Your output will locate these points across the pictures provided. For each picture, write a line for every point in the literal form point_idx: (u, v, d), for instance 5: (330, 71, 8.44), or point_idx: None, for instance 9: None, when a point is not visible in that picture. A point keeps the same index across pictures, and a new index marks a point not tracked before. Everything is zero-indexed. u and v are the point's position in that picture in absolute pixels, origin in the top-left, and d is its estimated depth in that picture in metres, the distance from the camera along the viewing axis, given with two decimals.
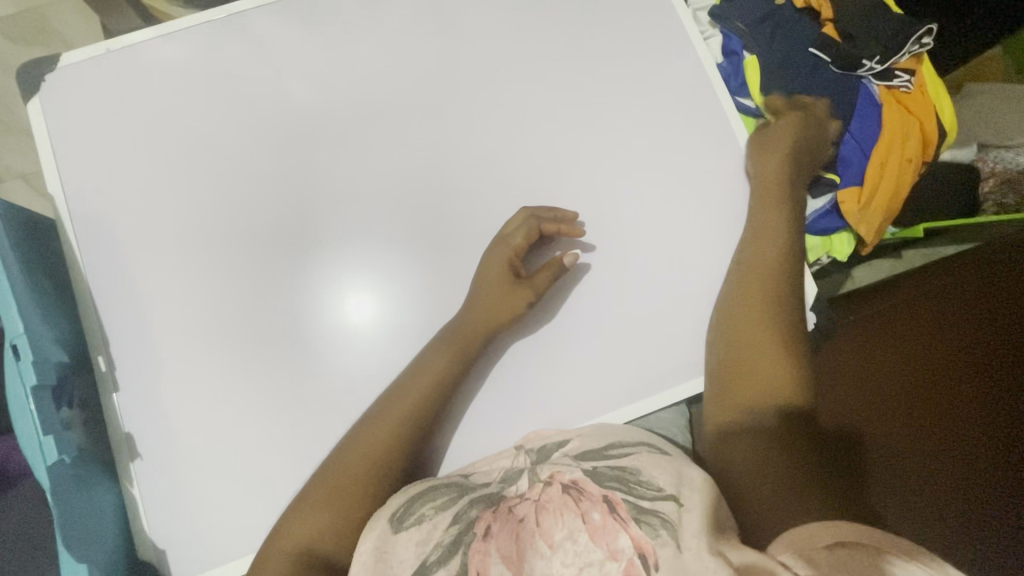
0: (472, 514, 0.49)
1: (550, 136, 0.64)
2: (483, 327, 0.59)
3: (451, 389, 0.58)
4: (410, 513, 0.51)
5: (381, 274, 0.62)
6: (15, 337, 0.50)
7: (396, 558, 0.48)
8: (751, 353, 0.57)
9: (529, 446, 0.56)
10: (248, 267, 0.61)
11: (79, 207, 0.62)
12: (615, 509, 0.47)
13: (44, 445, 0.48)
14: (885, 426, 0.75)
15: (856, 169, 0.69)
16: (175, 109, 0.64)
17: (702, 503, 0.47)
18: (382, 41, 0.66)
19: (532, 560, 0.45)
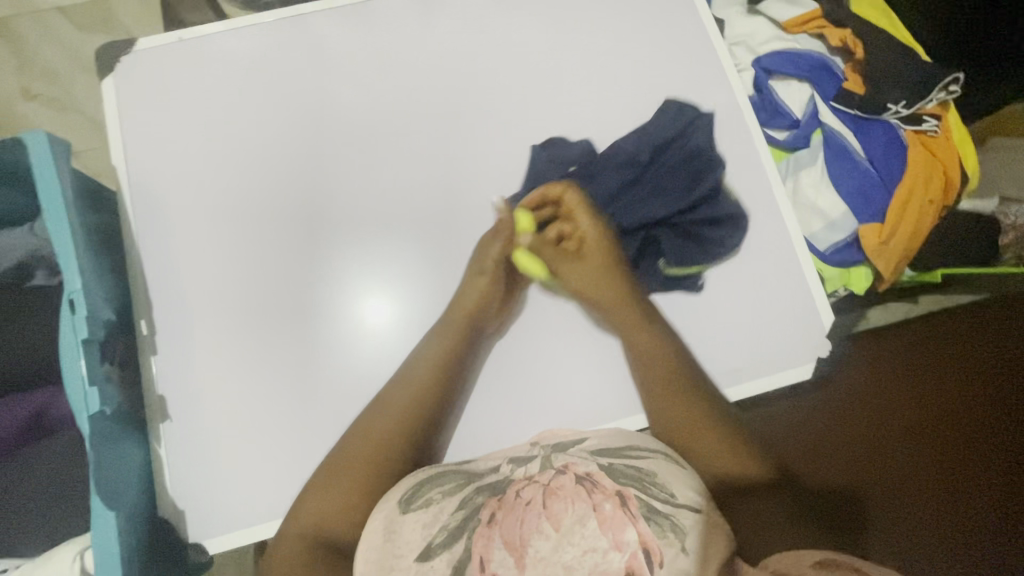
0: (477, 501, 0.51)
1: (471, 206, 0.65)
2: (463, 331, 0.62)
3: (438, 392, 0.60)
4: (417, 496, 0.53)
5: (387, 275, 0.65)
6: (72, 292, 0.52)
7: (403, 539, 0.50)
8: (688, 395, 0.60)
9: (544, 443, 0.59)
10: (282, 250, 0.64)
11: (138, 180, 0.66)
12: (626, 503, 0.48)
13: (88, 394, 0.50)
14: (878, 464, 0.81)
15: (878, 207, 0.69)
16: (234, 98, 0.69)
17: (705, 514, 0.50)
18: (430, 49, 0.71)
19: (535, 542, 0.46)
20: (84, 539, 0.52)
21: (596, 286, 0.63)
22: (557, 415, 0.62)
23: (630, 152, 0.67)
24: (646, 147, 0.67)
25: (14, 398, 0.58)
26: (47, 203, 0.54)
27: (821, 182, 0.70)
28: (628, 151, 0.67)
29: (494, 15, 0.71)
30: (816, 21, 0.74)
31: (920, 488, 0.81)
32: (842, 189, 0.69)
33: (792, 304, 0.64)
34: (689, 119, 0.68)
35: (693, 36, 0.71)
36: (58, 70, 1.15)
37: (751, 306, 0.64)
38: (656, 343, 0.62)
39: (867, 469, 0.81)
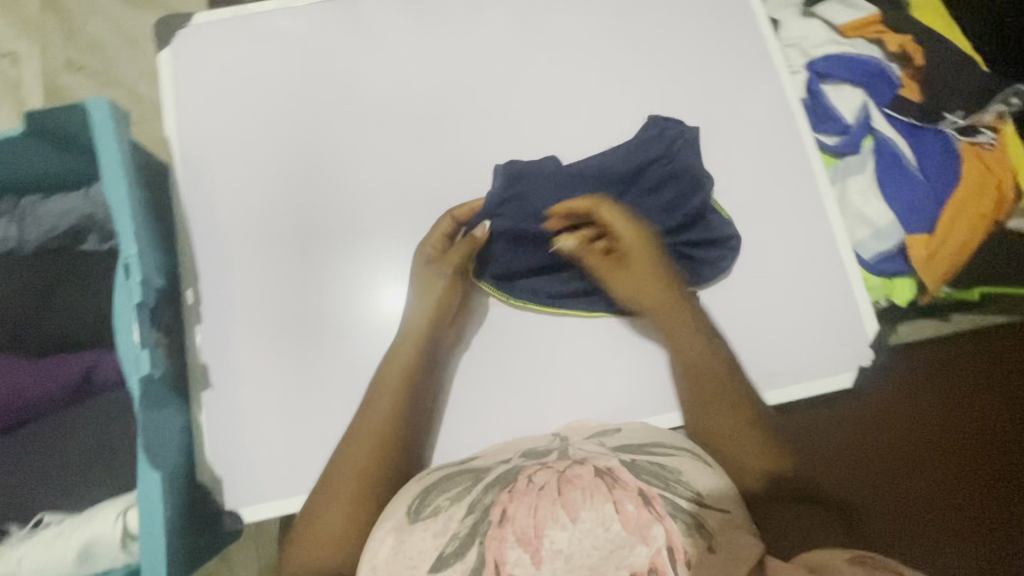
0: (486, 501, 0.48)
1: (457, 217, 0.64)
2: (420, 347, 0.60)
3: (406, 407, 0.58)
4: (425, 505, 0.51)
5: (365, 278, 0.64)
6: (127, 257, 0.53)
7: (414, 548, 0.48)
8: (721, 402, 0.57)
9: (562, 435, 0.59)
10: (293, 237, 0.65)
11: (190, 151, 0.67)
12: (650, 503, 0.46)
13: (139, 357, 0.51)
14: (904, 468, 0.78)
15: (927, 218, 0.68)
16: (286, 75, 0.69)
17: (730, 514, 0.49)
18: (483, 36, 0.71)
19: (551, 532, 0.44)
20: (127, 499, 0.54)
21: (647, 293, 0.61)
22: (582, 406, 0.63)
23: (603, 172, 0.64)
24: (620, 167, 0.64)
25: (63, 357, 0.59)
26: (105, 167, 0.54)
27: (869, 189, 0.69)
28: (601, 172, 0.64)
29: (548, 5, 0.71)
30: (875, 25, 0.73)
31: (949, 498, 0.78)
32: (892, 197, 0.68)
33: (834, 311, 0.63)
34: (671, 139, 0.65)
35: (747, 36, 0.70)
36: (104, 42, 1.17)
37: (792, 311, 0.63)
38: (705, 351, 0.59)
39: (898, 485, 0.77)
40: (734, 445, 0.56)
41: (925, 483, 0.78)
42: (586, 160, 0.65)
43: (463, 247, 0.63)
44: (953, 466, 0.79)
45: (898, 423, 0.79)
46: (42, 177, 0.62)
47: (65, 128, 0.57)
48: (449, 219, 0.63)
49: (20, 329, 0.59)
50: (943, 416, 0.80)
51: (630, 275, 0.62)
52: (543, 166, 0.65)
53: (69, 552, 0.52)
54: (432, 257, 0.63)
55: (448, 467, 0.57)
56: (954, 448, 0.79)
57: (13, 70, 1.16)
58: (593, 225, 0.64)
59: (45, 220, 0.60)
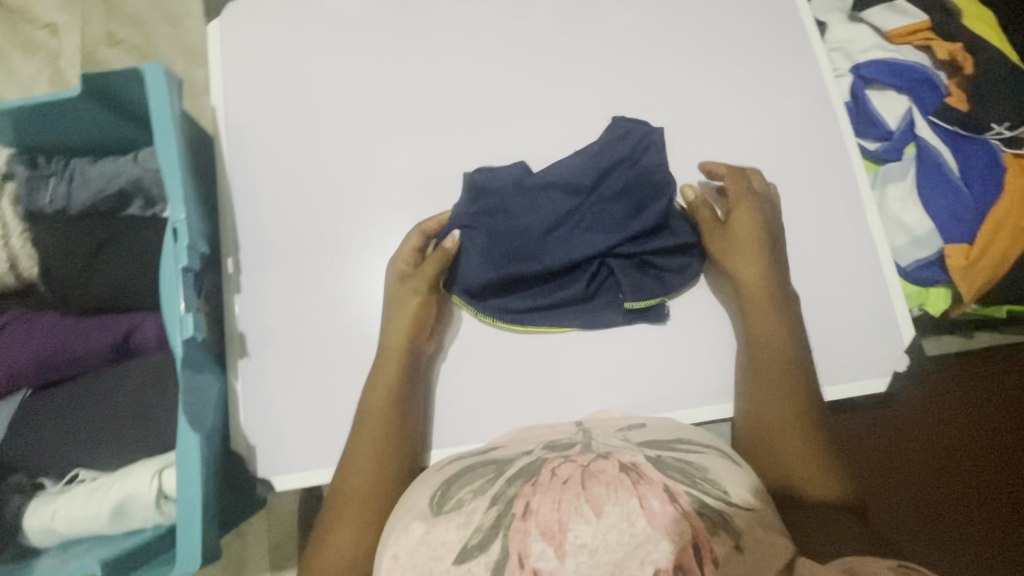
0: (510, 493, 0.46)
1: (426, 231, 0.62)
2: (402, 359, 0.59)
3: (397, 413, 0.57)
4: (448, 497, 0.49)
5: (361, 273, 0.64)
6: (176, 223, 0.53)
7: (438, 540, 0.45)
8: (775, 400, 0.57)
9: (588, 426, 0.56)
10: (299, 226, 0.64)
11: (235, 124, 0.67)
12: (676, 498, 0.43)
13: (183, 321, 0.52)
14: (920, 480, 0.78)
15: (969, 227, 0.68)
16: (332, 52, 0.69)
17: (760, 513, 0.46)
18: (530, 24, 0.71)
19: (574, 526, 0.42)
20: (162, 460, 0.55)
21: (743, 259, 0.61)
22: (607, 393, 0.62)
23: (563, 178, 0.63)
24: (580, 173, 0.63)
25: (107, 318, 0.60)
26: (159, 131, 0.55)
27: (909, 196, 0.69)
28: (569, 172, 0.64)
29: None
30: (924, 33, 0.73)
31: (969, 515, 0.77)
32: (933, 205, 0.68)
33: (870, 316, 0.62)
34: (636, 142, 0.64)
35: (795, 36, 0.70)
36: (142, 17, 1.12)
37: (827, 312, 0.63)
38: (777, 337, 0.59)
39: (915, 498, 0.77)
40: (776, 440, 0.55)
41: (942, 497, 0.77)
42: (548, 167, 0.64)
43: (436, 259, 0.61)
44: (972, 482, 0.78)
45: (916, 436, 0.79)
46: (91, 140, 0.64)
47: (119, 91, 0.58)
48: (419, 233, 0.62)
49: (65, 291, 0.60)
50: (961, 430, 0.80)
51: (733, 241, 0.62)
52: (499, 174, 0.64)
53: (104, 509, 0.53)
54: (405, 273, 0.62)
55: (472, 456, 0.55)
56: (973, 464, 0.79)
57: (51, 42, 1.12)
58: (568, 223, 0.63)
59: (93, 182, 0.62)
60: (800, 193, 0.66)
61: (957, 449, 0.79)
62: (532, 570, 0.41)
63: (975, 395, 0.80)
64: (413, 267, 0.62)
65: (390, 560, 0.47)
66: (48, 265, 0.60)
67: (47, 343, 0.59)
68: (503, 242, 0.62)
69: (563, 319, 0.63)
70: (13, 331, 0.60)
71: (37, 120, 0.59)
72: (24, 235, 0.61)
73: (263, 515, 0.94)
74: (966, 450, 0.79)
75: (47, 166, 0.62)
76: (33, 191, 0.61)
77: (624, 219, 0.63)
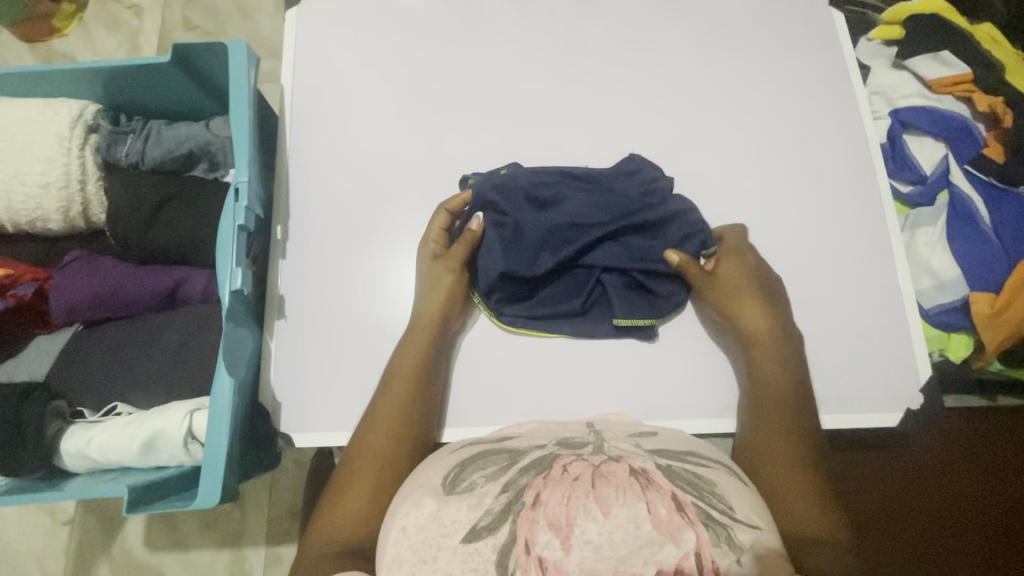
0: (522, 483, 0.45)
1: (451, 209, 0.65)
2: (431, 336, 0.61)
3: (420, 383, 0.60)
4: (460, 479, 0.48)
5: (395, 257, 0.67)
6: (238, 182, 0.58)
7: (448, 517, 0.45)
8: (777, 429, 0.57)
9: (598, 428, 0.55)
10: (347, 203, 0.68)
11: (297, 103, 0.71)
12: (683, 509, 0.42)
13: (233, 273, 0.56)
14: (925, 527, 0.74)
15: (999, 276, 0.68)
16: (394, 46, 0.74)
17: (764, 533, 0.44)
18: (583, 39, 0.74)
19: (582, 522, 0.41)
20: (195, 402, 0.58)
21: (732, 297, 0.63)
22: (619, 392, 0.64)
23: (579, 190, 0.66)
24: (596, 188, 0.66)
25: (161, 268, 0.65)
26: (236, 103, 0.60)
27: (938, 241, 0.70)
28: (587, 174, 0.67)
29: (650, 19, 0.75)
30: (965, 84, 0.74)
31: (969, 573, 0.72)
32: (961, 251, 0.69)
33: (889, 350, 0.63)
34: (644, 165, 0.67)
35: (840, 74, 0.72)
36: (219, 8, 1.14)
37: (847, 341, 0.64)
38: (782, 363, 0.60)
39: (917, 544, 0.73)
40: (770, 456, 0.56)
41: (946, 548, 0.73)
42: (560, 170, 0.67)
43: (463, 239, 0.65)
44: (977, 539, 0.74)
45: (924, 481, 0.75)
46: (169, 104, 0.70)
47: (203, 62, 0.64)
48: (443, 212, 0.65)
49: (129, 238, 0.65)
50: (972, 486, 0.76)
51: (727, 288, 0.63)
52: (518, 178, 0.65)
53: (135, 441, 0.56)
54: (437, 252, 0.65)
55: (483, 443, 0.54)
56: (981, 521, 0.74)
57: (133, 21, 1.15)
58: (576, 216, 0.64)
59: (167, 142, 0.67)
60: (829, 224, 0.67)
61: (965, 502, 0.75)
62: (538, 558, 0.41)
63: (985, 450, 0.78)
64: (444, 246, 0.66)
65: (398, 532, 0.46)
66: (117, 211, 0.65)
67: (103, 283, 0.63)
68: (513, 252, 0.65)
69: (552, 328, 0.65)
70: (76, 269, 0.63)
71: (127, 78, 0.66)
72: (98, 182, 0.66)
73: (266, 485, 0.96)
74: (973, 506, 0.75)
75: (128, 124, 0.68)
76: (112, 145, 0.67)
77: (620, 232, 0.65)
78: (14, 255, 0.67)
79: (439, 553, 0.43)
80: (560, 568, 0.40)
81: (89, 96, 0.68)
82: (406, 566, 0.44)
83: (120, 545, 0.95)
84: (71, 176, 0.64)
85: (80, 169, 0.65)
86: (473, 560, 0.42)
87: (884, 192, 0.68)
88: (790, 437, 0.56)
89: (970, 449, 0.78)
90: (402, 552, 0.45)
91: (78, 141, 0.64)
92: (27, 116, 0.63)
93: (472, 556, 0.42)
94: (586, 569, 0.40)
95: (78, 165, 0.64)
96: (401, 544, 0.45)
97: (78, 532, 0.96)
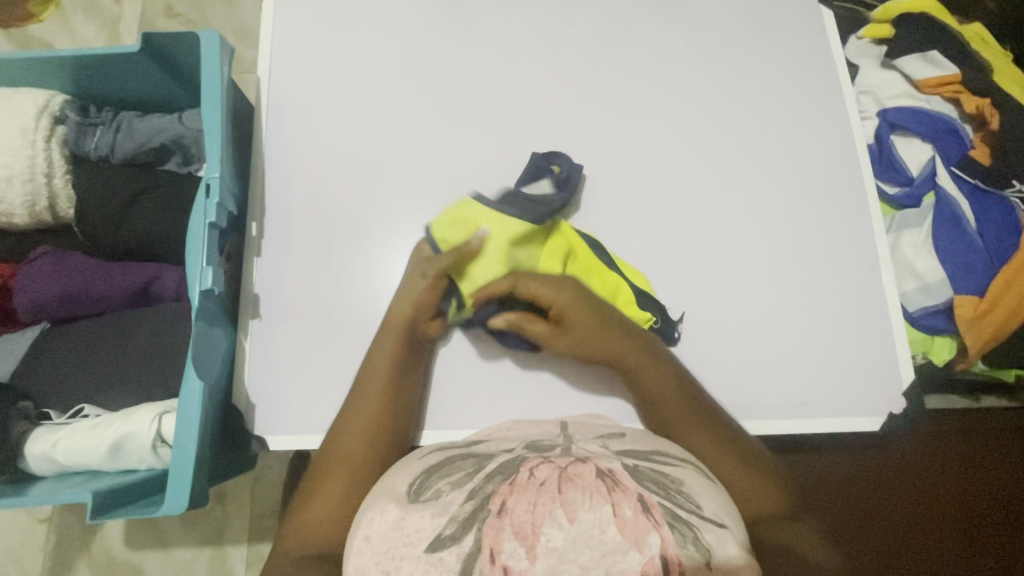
0: (488, 489, 0.44)
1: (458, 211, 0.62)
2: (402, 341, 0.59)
3: (393, 390, 0.58)
4: (426, 487, 0.47)
5: (372, 255, 0.65)
6: (210, 178, 0.56)
7: (412, 526, 0.43)
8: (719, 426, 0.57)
9: (570, 431, 0.53)
10: (325, 198, 0.67)
11: (274, 95, 0.69)
12: (649, 510, 0.41)
13: (204, 272, 0.54)
14: (892, 518, 0.73)
15: (982, 279, 0.68)
16: (376, 37, 0.72)
17: (730, 530, 0.43)
18: (569, 32, 0.73)
19: (547, 530, 0.40)
20: (164, 404, 0.56)
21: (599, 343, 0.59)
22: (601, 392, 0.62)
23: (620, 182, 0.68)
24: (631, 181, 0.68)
25: (130, 265, 0.63)
26: (207, 100, 0.58)
27: (923, 244, 0.69)
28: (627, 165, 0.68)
29: (638, 14, 0.73)
30: (954, 85, 0.74)
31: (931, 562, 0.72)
32: (947, 254, 0.68)
33: (870, 352, 0.63)
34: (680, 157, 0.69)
35: (827, 73, 0.71)
36: None
37: (828, 343, 0.63)
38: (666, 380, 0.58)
39: (883, 535, 0.72)
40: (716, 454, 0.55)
41: (911, 538, 0.73)
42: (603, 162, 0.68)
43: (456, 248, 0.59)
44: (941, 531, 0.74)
45: (898, 476, 0.74)
46: (140, 95, 0.68)
47: (174, 52, 0.62)
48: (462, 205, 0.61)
49: (97, 234, 0.63)
50: (944, 482, 0.75)
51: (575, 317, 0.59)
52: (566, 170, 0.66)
53: (103, 444, 0.54)
54: (426, 257, 0.61)
55: (451, 449, 0.52)
56: (947, 514, 0.74)
57: (114, 8, 1.12)
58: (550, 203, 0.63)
59: (137, 135, 0.65)
60: (813, 224, 0.66)
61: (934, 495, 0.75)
62: (503, 567, 0.39)
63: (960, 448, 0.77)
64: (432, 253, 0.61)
65: (362, 541, 0.45)
66: (85, 207, 0.63)
67: (70, 281, 0.61)
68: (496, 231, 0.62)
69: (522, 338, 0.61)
70: (42, 265, 0.62)
71: (96, 68, 0.64)
72: (66, 176, 0.64)
73: (248, 483, 0.94)
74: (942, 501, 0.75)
75: (98, 115, 0.66)
76: (81, 137, 0.65)
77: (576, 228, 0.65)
78: None
79: (401, 563, 0.42)
80: None
81: (58, 86, 0.66)
82: None
83: (98, 544, 0.94)
84: (36, 169, 0.62)
85: (46, 164, 0.63)
86: (436, 569, 0.41)
87: (869, 193, 0.68)
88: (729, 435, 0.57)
89: (948, 447, 0.76)
90: (366, 561, 0.44)
91: (43, 133, 0.62)
92: None
93: (436, 565, 0.41)
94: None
95: (43, 157, 0.62)
96: (364, 554, 0.44)
97: (54, 531, 0.94)
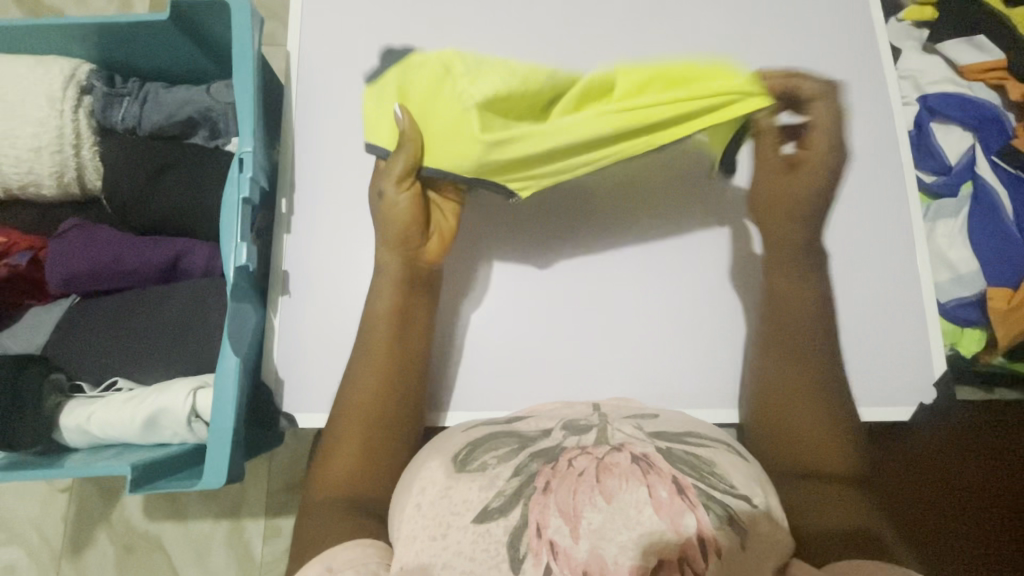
0: (532, 467, 0.44)
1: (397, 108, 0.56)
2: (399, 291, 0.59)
3: (408, 357, 0.58)
4: (473, 458, 0.47)
5: None
6: (242, 152, 0.55)
7: (458, 498, 0.44)
8: (796, 392, 0.57)
9: (604, 410, 0.53)
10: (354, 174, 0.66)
11: (303, 68, 0.68)
12: (684, 492, 0.42)
13: (238, 249, 0.53)
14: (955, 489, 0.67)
15: (1016, 271, 0.67)
16: (407, 10, 0.70)
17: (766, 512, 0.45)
18: (604, 8, 0.70)
19: (588, 513, 0.40)
20: (196, 379, 0.56)
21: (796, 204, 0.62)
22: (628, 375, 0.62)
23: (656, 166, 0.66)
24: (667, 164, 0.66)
25: (160, 238, 0.62)
26: (239, 69, 0.56)
27: (958, 234, 0.69)
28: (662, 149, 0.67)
29: None
30: (999, 71, 0.72)
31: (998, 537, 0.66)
32: (981, 245, 0.68)
33: (903, 340, 0.62)
34: None
35: (868, 55, 0.69)
36: None
37: (859, 330, 0.63)
38: (787, 328, 0.60)
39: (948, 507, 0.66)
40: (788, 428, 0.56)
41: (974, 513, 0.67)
42: None
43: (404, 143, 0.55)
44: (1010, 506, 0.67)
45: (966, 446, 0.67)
46: (166, 65, 0.66)
47: (204, 20, 0.60)
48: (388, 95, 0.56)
49: (127, 207, 0.62)
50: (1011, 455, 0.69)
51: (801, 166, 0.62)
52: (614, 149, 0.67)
53: (137, 417, 0.55)
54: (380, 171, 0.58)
55: (494, 425, 0.52)
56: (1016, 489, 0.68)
57: None
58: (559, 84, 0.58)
59: (166, 106, 0.64)
60: (850, 210, 0.65)
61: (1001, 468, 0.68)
62: (549, 542, 0.40)
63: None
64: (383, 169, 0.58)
65: (413, 508, 0.46)
66: (114, 180, 0.62)
67: (100, 253, 0.60)
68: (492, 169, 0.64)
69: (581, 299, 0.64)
70: (71, 237, 0.61)
71: (122, 35, 0.62)
72: (93, 147, 0.63)
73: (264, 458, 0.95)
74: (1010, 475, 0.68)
75: (124, 85, 0.65)
76: (108, 108, 0.64)
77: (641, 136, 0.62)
78: (8, 222, 0.65)
79: (449, 531, 0.43)
80: (570, 555, 0.39)
81: (82, 54, 0.65)
82: (418, 542, 0.43)
83: (119, 513, 0.95)
84: (64, 140, 0.61)
85: (74, 134, 0.61)
86: (484, 540, 0.41)
87: (908, 181, 0.66)
88: (814, 407, 0.56)
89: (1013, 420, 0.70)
90: (413, 530, 0.44)
91: (71, 103, 0.61)
92: (17, 74, 0.60)
93: (484, 535, 0.41)
94: (592, 552, 0.39)
95: (71, 127, 0.61)
96: (415, 521, 0.45)
97: (76, 501, 0.95)
